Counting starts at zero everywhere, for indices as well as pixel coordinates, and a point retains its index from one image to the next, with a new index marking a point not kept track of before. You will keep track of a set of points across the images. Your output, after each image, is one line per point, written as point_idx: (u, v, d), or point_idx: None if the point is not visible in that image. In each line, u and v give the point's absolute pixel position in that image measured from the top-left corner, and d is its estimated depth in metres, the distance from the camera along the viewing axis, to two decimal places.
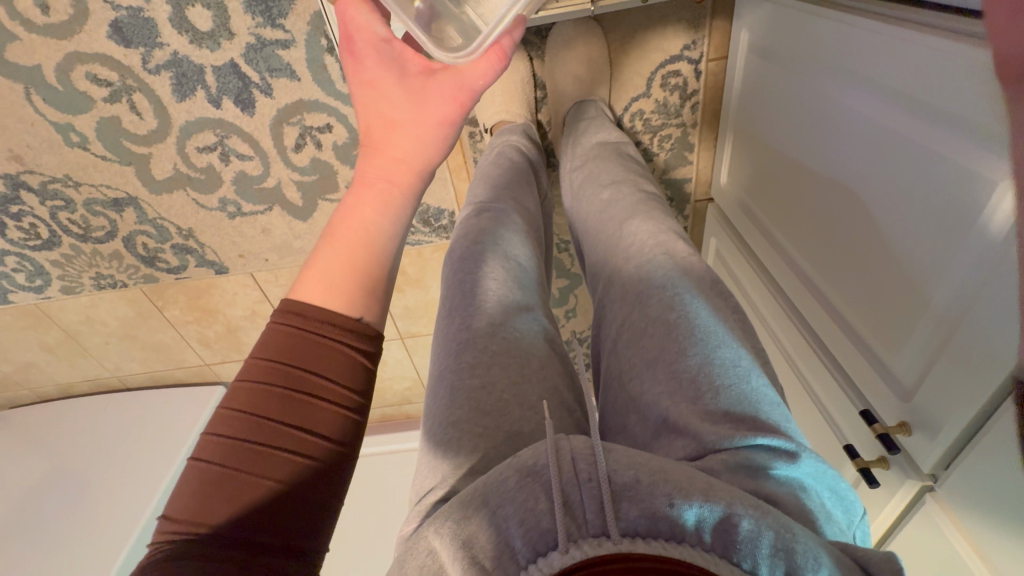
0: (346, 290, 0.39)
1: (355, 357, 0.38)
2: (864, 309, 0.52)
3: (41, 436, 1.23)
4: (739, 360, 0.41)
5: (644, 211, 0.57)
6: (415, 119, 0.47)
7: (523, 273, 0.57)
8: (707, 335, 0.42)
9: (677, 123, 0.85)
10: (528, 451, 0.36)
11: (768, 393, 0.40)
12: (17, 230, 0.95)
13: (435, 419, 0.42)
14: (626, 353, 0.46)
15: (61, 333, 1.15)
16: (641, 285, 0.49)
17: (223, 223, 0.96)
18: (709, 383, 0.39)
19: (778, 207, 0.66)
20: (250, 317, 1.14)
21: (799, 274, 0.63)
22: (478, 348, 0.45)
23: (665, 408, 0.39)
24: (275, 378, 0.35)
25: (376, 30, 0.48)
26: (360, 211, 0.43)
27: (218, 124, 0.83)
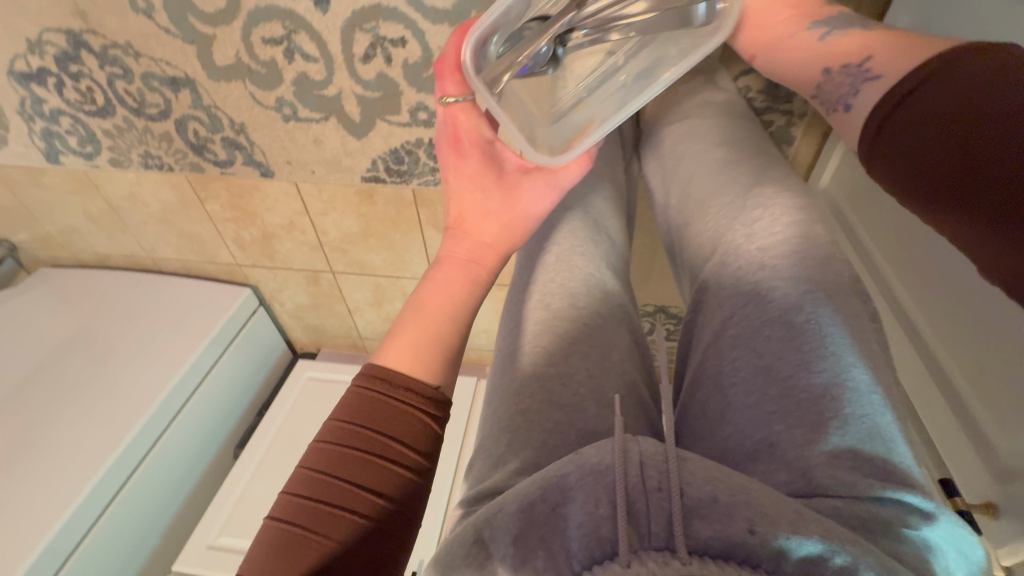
0: (431, 364, 0.44)
1: (423, 422, 0.42)
2: (974, 370, 0.45)
3: (74, 299, 1.26)
4: (875, 388, 0.35)
5: (778, 179, 0.50)
6: (508, 214, 0.51)
7: (613, 250, 0.55)
8: (840, 348, 0.37)
9: (784, 110, 0.75)
10: (592, 449, 0.33)
11: (900, 434, 0.35)
12: (74, 91, 0.93)
13: (502, 403, 0.42)
14: (728, 354, 0.41)
15: (104, 204, 1.16)
16: (760, 272, 0.42)
17: (276, 125, 0.92)
18: (835, 409, 0.34)
19: (889, 225, 0.57)
20: (287, 227, 1.12)
21: (892, 307, 0.56)
22: (559, 334, 0.45)
23: (775, 432, 0.35)
24: (351, 442, 0.39)
25: (482, 131, 0.52)
26: (446, 293, 0.47)
27: (288, 16, 0.77)
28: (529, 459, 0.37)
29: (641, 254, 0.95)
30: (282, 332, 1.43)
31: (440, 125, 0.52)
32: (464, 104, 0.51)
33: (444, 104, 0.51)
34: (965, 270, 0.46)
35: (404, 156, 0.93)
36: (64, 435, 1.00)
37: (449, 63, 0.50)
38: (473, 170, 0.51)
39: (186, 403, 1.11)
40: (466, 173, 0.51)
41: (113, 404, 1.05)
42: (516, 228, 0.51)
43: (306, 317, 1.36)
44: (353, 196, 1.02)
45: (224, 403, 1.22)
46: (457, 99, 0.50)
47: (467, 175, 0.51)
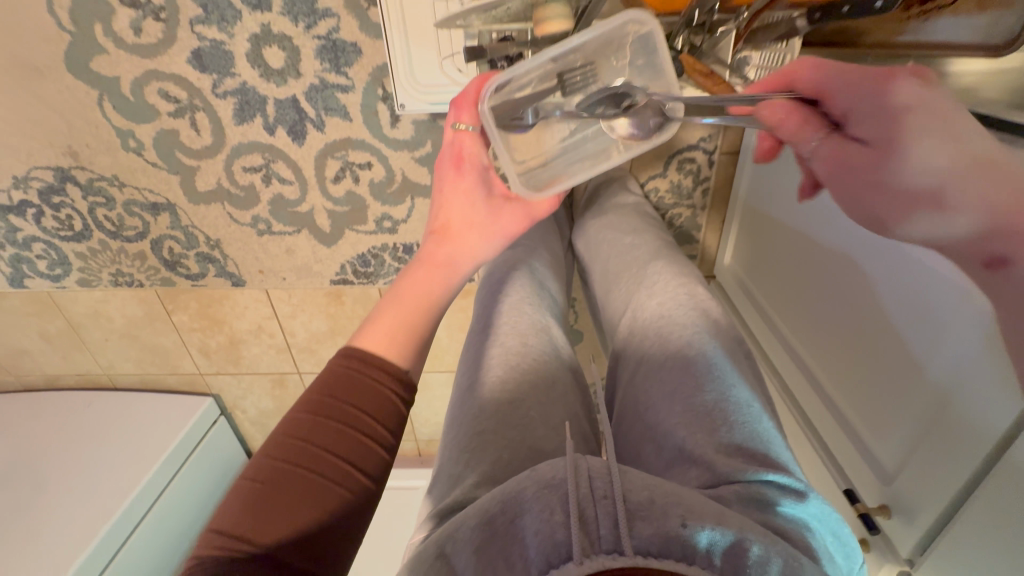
0: (406, 347, 0.48)
1: (396, 404, 0.45)
2: (852, 392, 0.55)
3: (16, 423, 1.20)
4: (752, 401, 0.45)
5: (665, 255, 0.65)
6: (489, 227, 0.58)
7: (552, 304, 0.65)
8: (724, 373, 0.46)
9: (687, 205, 0.92)
10: (546, 467, 0.38)
11: (776, 435, 0.44)
12: (53, 219, 1.00)
13: (462, 428, 0.47)
14: (645, 384, 0.50)
15: (65, 323, 1.16)
16: (662, 321, 0.54)
17: (250, 239, 1.01)
18: (724, 418, 0.43)
19: (774, 284, 0.72)
20: (255, 332, 1.16)
21: (792, 355, 0.66)
22: (507, 367, 0.51)
23: (681, 438, 0.43)
24: (331, 414, 0.42)
25: (480, 158, 0.60)
26: (425, 287, 0.52)
27: (268, 149, 0.90)
28: (486, 472, 0.42)
29: (589, 330, 1.05)
30: (242, 441, 1.39)
31: (447, 145, 0.61)
32: (473, 132, 0.59)
33: (454, 128, 0.60)
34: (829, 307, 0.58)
35: (369, 259, 1.03)
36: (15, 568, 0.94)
37: (468, 98, 0.58)
38: (467, 187, 0.59)
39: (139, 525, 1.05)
40: (461, 188, 0.59)
41: (60, 532, 0.99)
42: (493, 242, 0.58)
43: (268, 423, 1.34)
44: (321, 298, 1.09)
45: (185, 517, 1.16)
46: (467, 126, 0.59)
47: (462, 189, 0.59)
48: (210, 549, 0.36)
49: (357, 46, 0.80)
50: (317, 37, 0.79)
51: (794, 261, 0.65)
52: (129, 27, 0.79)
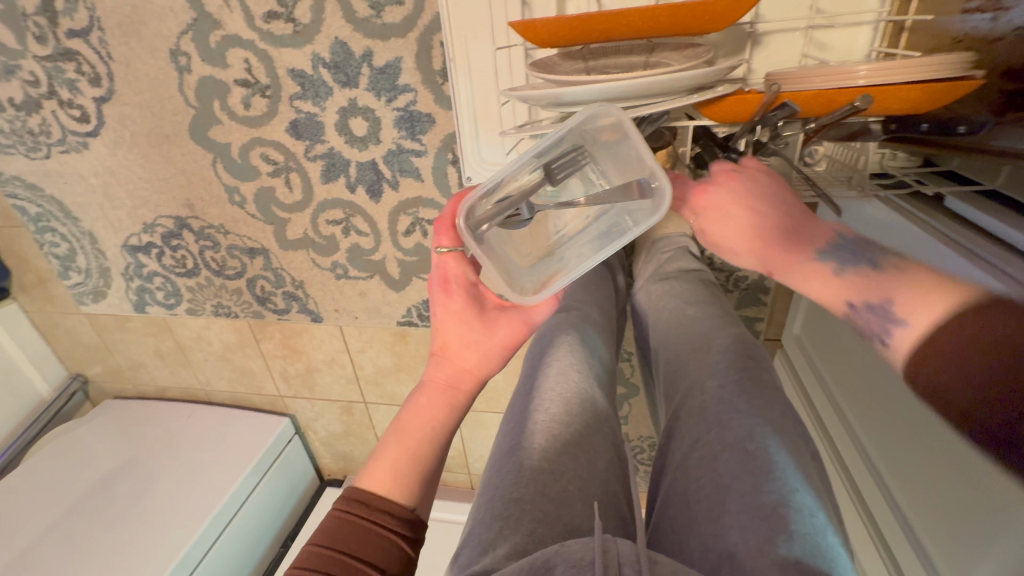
0: (408, 482, 0.47)
1: (400, 548, 0.44)
2: (926, 514, 0.52)
3: (128, 428, 1.38)
4: (817, 511, 0.39)
5: (730, 331, 0.61)
6: (485, 340, 0.55)
7: (602, 371, 0.64)
8: (786, 475, 0.42)
9: (755, 268, 0.89)
10: (576, 543, 0.38)
11: (842, 554, 0.38)
12: (171, 258, 1.15)
13: (499, 492, 0.45)
14: (696, 473, 0.46)
15: (174, 344, 1.33)
16: (720, 407, 0.49)
17: (329, 281, 1.10)
18: (783, 525, 0.38)
19: (843, 371, 0.68)
20: (328, 362, 1.26)
21: (870, 466, 0.61)
22: (552, 434, 0.50)
23: (733, 542, 0.39)
24: (331, 568, 0.41)
25: (467, 275, 0.58)
26: (425, 415, 0.51)
27: (348, 205, 0.99)
28: (518, 544, 0.40)
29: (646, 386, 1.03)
30: (312, 458, 1.50)
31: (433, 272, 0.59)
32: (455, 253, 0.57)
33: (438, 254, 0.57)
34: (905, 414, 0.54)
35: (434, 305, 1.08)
36: (120, 559, 1.07)
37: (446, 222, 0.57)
38: (458, 309, 0.56)
39: (221, 534, 1.15)
40: (452, 310, 0.56)
41: (154, 534, 1.11)
42: (492, 354, 0.55)
43: (336, 444, 1.44)
44: (388, 337, 1.16)
45: (257, 526, 1.26)
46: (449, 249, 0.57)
47: (453, 312, 0.56)
48: None
49: (432, 116, 0.86)
50: (396, 109, 0.86)
51: (866, 357, 0.61)
52: (241, 103, 0.91)
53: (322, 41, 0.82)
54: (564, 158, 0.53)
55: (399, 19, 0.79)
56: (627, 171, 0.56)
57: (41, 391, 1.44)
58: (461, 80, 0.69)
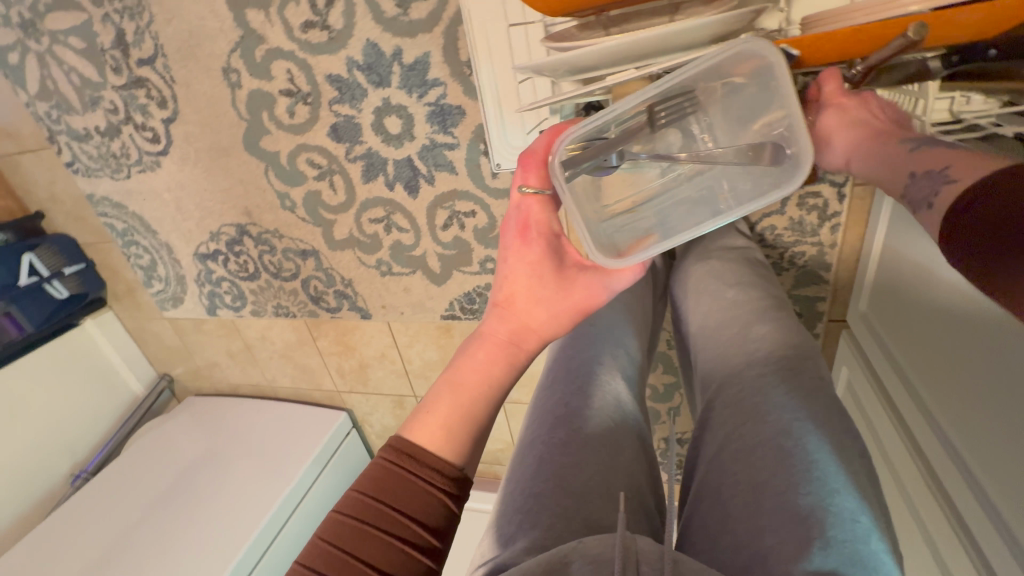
0: (459, 440, 0.48)
1: (443, 506, 0.46)
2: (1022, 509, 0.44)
3: (208, 423, 1.50)
4: (859, 515, 0.36)
5: (770, 317, 0.56)
6: (559, 303, 0.53)
7: (630, 362, 0.61)
8: (827, 474, 0.38)
9: (812, 242, 0.82)
10: (594, 541, 0.35)
11: (887, 562, 0.34)
12: (235, 263, 1.24)
13: (519, 486, 0.45)
14: (730, 468, 0.42)
15: (243, 344, 1.44)
16: (757, 398, 0.46)
17: (375, 278, 1.14)
18: (820, 530, 0.35)
19: (919, 353, 0.60)
20: (379, 358, 1.30)
21: (954, 458, 0.53)
22: (572, 427, 0.48)
23: (766, 544, 0.36)
24: (374, 520, 0.44)
25: (552, 225, 0.54)
26: (485, 370, 0.51)
27: (388, 203, 1.02)
28: (536, 539, 0.39)
29: None
30: (370, 451, 1.56)
31: (513, 212, 0.55)
32: (542, 196, 0.53)
33: (522, 192, 0.53)
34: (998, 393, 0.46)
35: (475, 297, 1.09)
36: (198, 541, 1.17)
37: (537, 157, 0.54)
38: (535, 259, 0.53)
39: (286, 522, 1.22)
40: (527, 260, 0.53)
41: (225, 520, 1.20)
42: (564, 319, 0.53)
43: None
44: (434, 330, 1.18)
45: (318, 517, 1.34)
46: (536, 190, 0.53)
47: (527, 262, 0.53)
48: None
49: (462, 108, 0.87)
50: (428, 104, 0.88)
51: (948, 327, 0.53)
52: (286, 112, 0.96)
53: (355, 44, 0.86)
54: (674, 99, 0.48)
55: (425, 14, 0.80)
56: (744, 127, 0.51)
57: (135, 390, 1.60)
58: (483, 65, 0.69)
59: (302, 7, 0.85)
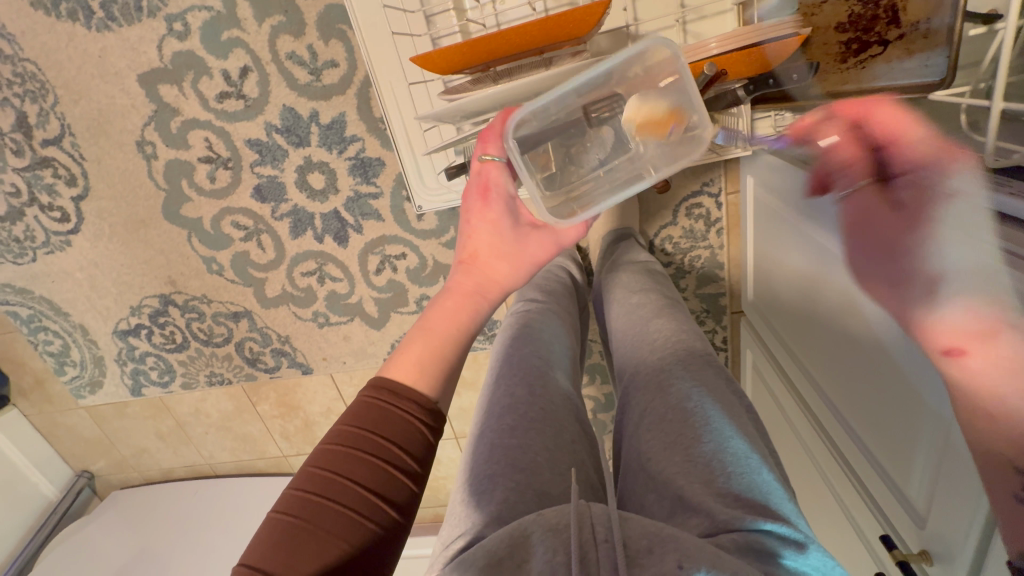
0: (433, 379, 0.46)
1: (422, 435, 0.44)
2: (871, 430, 0.52)
3: (140, 515, 1.38)
4: (751, 452, 0.43)
5: (668, 312, 0.65)
6: (517, 254, 0.54)
7: (562, 354, 0.66)
8: (721, 426, 0.45)
9: (704, 246, 0.94)
10: (552, 511, 0.39)
11: (777, 488, 0.41)
12: (160, 336, 1.20)
13: (474, 471, 0.48)
14: (645, 436, 0.48)
15: (174, 422, 1.35)
16: (661, 375, 0.53)
17: (312, 331, 1.15)
18: (721, 468, 0.42)
19: (791, 319, 0.70)
20: (325, 413, 1.27)
21: (822, 398, 0.62)
22: (518, 413, 0.51)
23: (680, 486, 0.41)
24: (359, 444, 0.41)
25: (508, 186, 0.56)
26: (454, 314, 0.50)
27: (319, 254, 1.04)
28: (493, 513, 0.42)
29: None
30: None
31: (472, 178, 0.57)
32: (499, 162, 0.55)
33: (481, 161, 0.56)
34: (834, 340, 0.56)
35: None
36: None
37: (493, 130, 0.56)
38: (494, 217, 0.55)
39: None
40: (487, 218, 0.55)
41: None
42: (523, 268, 0.55)
43: None
44: None
45: None
46: (493, 157, 0.55)
47: (488, 220, 0.54)
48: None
49: (382, 160, 0.93)
50: (348, 158, 0.93)
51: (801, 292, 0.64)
52: (207, 177, 0.98)
53: (271, 110, 0.91)
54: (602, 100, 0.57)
55: (337, 79, 0.87)
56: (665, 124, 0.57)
57: (47, 493, 1.44)
58: (393, 116, 0.76)
59: (216, 80, 0.89)
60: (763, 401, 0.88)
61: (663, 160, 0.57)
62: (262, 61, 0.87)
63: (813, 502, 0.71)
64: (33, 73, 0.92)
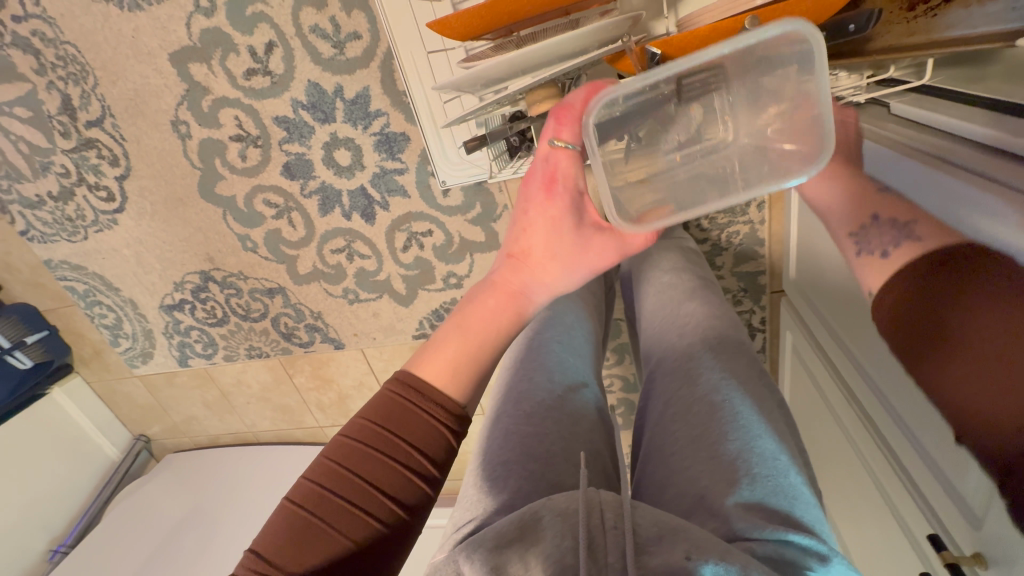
0: (464, 382, 0.45)
1: (444, 438, 0.43)
2: (924, 425, 0.48)
3: (191, 477, 1.47)
4: (779, 453, 0.40)
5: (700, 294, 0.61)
6: (573, 261, 0.49)
7: (583, 341, 0.64)
8: (749, 422, 0.42)
9: (744, 221, 0.88)
10: (562, 497, 0.38)
11: (805, 492, 0.39)
12: (202, 310, 1.25)
13: (488, 457, 0.47)
14: (670, 428, 0.46)
15: (219, 392, 1.43)
16: (688, 366, 0.50)
17: (343, 307, 1.17)
18: (746, 469, 0.39)
19: (836, 301, 0.65)
20: (357, 387, 1.31)
21: (872, 387, 0.58)
22: (536, 402, 0.51)
23: (704, 486, 0.39)
24: (374, 443, 0.41)
25: (578, 180, 0.49)
26: (497, 318, 0.48)
27: (348, 232, 1.05)
28: (504, 500, 0.41)
29: None
30: None
31: (541, 159, 0.50)
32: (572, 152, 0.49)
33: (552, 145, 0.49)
34: None
35: (443, 313, 1.12)
36: None
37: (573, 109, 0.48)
38: (556, 214, 0.49)
39: None
40: (548, 214, 0.49)
41: None
42: (574, 275, 0.50)
43: None
44: (407, 351, 1.20)
45: None
46: (567, 144, 0.48)
47: (548, 216, 0.49)
48: (247, 563, 0.38)
49: (406, 134, 0.92)
50: (373, 133, 0.92)
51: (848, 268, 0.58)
52: (238, 155, 1.00)
53: (297, 85, 0.90)
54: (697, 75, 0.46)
55: (360, 52, 0.85)
56: (760, 120, 0.51)
57: (110, 454, 1.56)
58: (416, 88, 0.74)
59: (242, 57, 0.90)
60: (803, 387, 0.83)
61: (751, 169, 0.51)
62: (286, 35, 0.86)
63: (855, 496, 0.67)
64: (73, 56, 0.95)
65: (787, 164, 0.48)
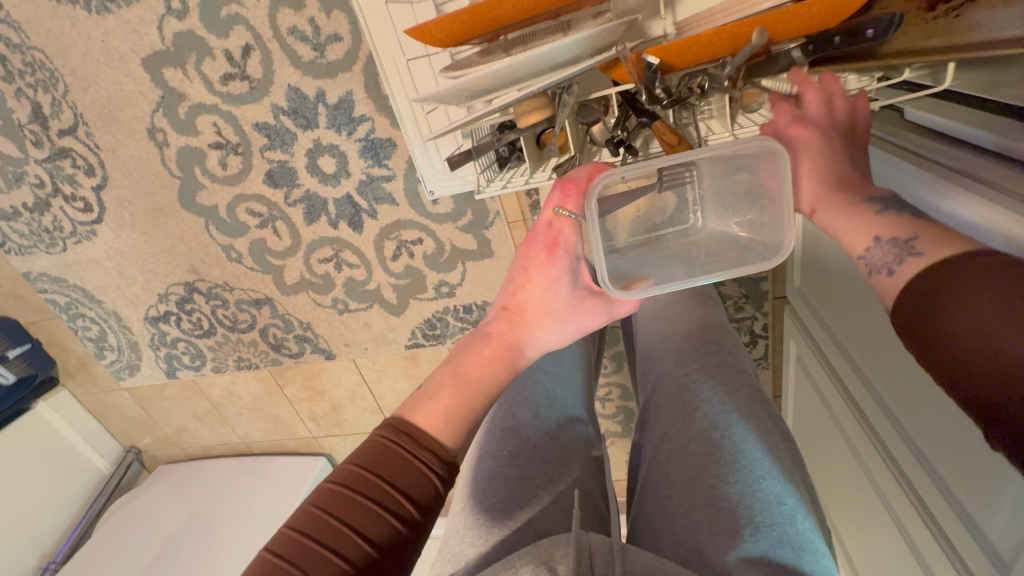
0: (457, 432, 0.42)
1: (434, 483, 0.40)
2: (944, 455, 0.45)
3: (182, 489, 1.44)
4: (785, 496, 0.37)
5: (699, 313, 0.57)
6: (569, 325, 0.50)
7: (572, 364, 0.61)
8: (751, 462, 0.39)
9: None
10: (548, 542, 0.35)
11: (816, 540, 0.35)
12: (188, 322, 1.21)
13: (472, 500, 0.44)
14: (665, 468, 0.43)
15: (209, 404, 1.39)
16: (686, 395, 0.47)
17: (333, 317, 1.13)
18: (748, 517, 0.35)
19: (843, 314, 0.62)
20: (350, 397, 1.27)
21: (883, 409, 0.55)
22: (521, 437, 0.48)
23: (701, 538, 0.36)
24: (360, 487, 0.38)
25: (576, 246, 0.49)
26: (492, 372, 0.47)
27: (335, 241, 1.01)
28: (487, 554, 0.39)
29: None
30: None
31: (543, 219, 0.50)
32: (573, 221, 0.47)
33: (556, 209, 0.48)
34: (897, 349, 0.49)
35: (436, 323, 1.09)
36: None
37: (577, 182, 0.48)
38: (554, 279, 0.49)
39: None
40: (546, 276, 0.49)
41: None
42: (569, 336, 0.50)
43: None
44: (400, 361, 1.17)
45: None
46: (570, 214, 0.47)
47: (545, 278, 0.49)
48: None
49: (392, 140, 0.88)
50: (358, 139, 0.88)
51: (858, 285, 0.55)
52: (218, 164, 0.96)
53: (277, 90, 0.86)
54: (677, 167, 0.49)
55: (341, 55, 0.81)
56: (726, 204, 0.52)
57: (100, 467, 1.53)
58: (399, 95, 0.70)
59: (218, 61, 0.85)
60: (807, 398, 0.80)
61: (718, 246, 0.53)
62: (262, 38, 0.82)
63: (864, 516, 0.64)
64: (41, 62, 0.90)
65: (751, 254, 0.49)
